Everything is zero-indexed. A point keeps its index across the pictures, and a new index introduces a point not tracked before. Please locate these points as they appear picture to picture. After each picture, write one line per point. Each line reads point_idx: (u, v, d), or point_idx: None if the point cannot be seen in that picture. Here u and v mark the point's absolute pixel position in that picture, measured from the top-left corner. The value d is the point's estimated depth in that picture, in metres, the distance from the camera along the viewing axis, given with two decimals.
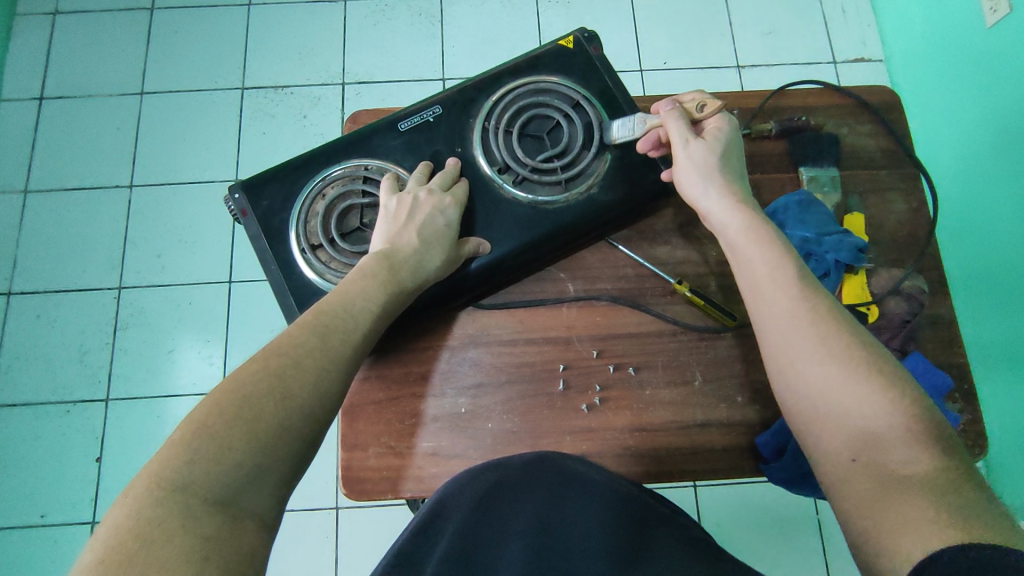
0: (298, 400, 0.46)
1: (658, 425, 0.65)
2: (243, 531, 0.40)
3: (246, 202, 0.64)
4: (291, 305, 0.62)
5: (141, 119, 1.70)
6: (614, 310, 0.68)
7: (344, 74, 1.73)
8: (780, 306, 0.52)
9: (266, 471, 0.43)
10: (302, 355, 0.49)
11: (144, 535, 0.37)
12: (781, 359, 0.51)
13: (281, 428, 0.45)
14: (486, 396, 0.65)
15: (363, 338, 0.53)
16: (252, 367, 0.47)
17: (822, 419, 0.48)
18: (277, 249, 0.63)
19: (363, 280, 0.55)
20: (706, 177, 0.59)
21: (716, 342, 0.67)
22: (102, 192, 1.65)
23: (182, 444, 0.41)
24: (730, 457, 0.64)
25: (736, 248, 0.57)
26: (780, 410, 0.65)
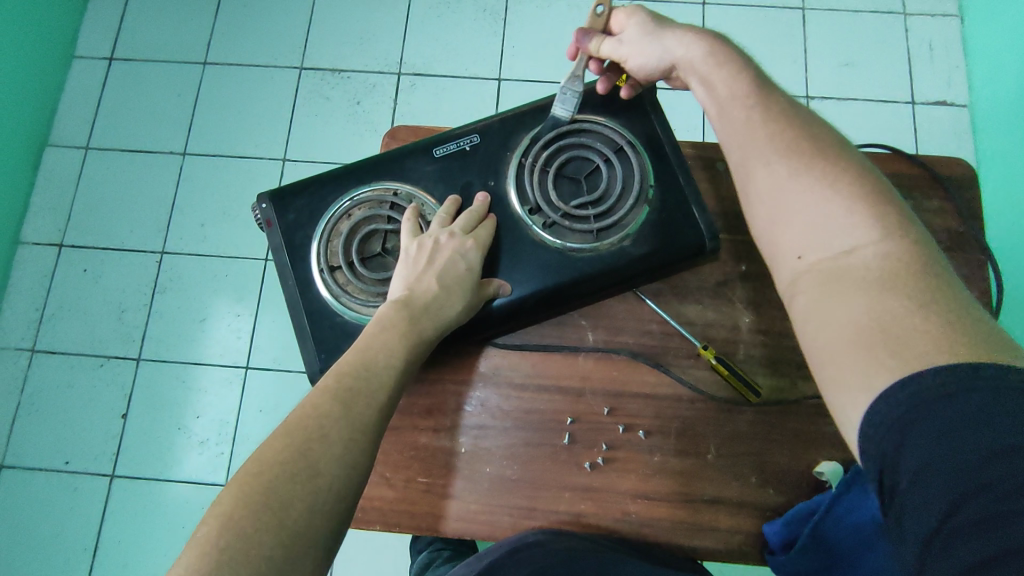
0: (325, 476, 0.45)
1: (662, 495, 0.62)
2: None
3: (272, 213, 0.63)
4: (302, 323, 0.61)
5: (201, 89, 1.73)
6: (633, 367, 0.65)
7: (402, 64, 1.73)
8: (737, 123, 0.54)
9: (296, 565, 0.42)
10: (327, 425, 0.47)
11: None
12: (749, 194, 0.52)
13: (308, 509, 0.43)
14: (490, 438, 0.64)
15: (390, 400, 0.52)
16: (275, 445, 0.45)
17: (777, 222, 0.49)
18: (296, 265, 0.62)
19: (386, 336, 0.54)
20: (651, 47, 0.59)
21: (736, 415, 0.64)
22: (156, 156, 1.69)
23: (208, 544, 0.40)
24: (735, 541, 0.61)
25: (705, 93, 0.57)
26: (795, 497, 0.62)
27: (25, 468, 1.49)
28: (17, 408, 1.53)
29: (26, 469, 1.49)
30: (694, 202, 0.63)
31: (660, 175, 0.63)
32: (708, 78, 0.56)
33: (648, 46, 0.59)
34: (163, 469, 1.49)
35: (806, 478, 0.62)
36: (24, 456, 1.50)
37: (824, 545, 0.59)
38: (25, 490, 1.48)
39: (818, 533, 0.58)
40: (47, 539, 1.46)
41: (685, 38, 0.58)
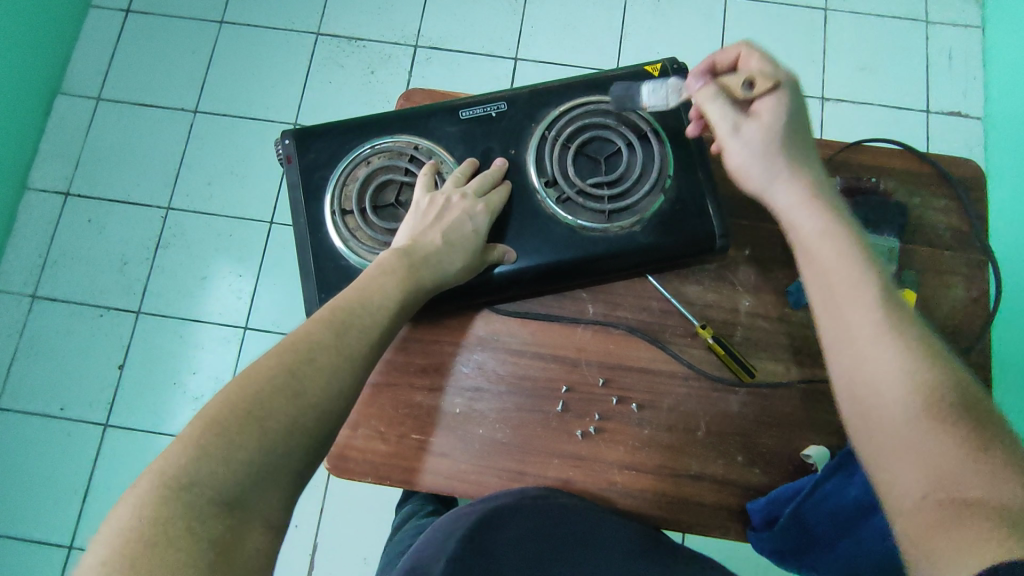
0: (310, 396, 0.47)
1: (649, 467, 0.63)
2: (246, 534, 0.41)
3: (294, 150, 0.65)
4: (309, 263, 0.63)
5: (215, 47, 1.73)
6: (630, 342, 0.66)
7: (418, 37, 1.72)
8: (833, 263, 0.49)
9: (277, 471, 0.44)
10: (317, 349, 0.49)
11: (148, 536, 0.38)
12: (853, 392, 0.46)
13: (292, 423, 0.45)
14: (483, 401, 0.65)
15: (381, 333, 0.53)
16: (266, 362, 0.47)
17: (868, 388, 0.45)
18: (311, 203, 0.64)
19: (390, 271, 0.55)
20: (763, 169, 0.55)
21: (728, 395, 0.65)
22: (168, 111, 1.69)
23: (193, 440, 0.42)
24: (717, 516, 0.62)
25: (803, 248, 0.51)
26: (779, 479, 0.63)
27: (19, 411, 1.50)
28: (15, 351, 1.54)
29: (20, 412, 1.50)
30: (711, 196, 0.63)
31: (680, 165, 0.63)
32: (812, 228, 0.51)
33: (760, 167, 0.55)
34: (156, 422, 1.50)
35: (791, 461, 0.63)
36: (18, 399, 1.51)
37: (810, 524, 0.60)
38: (18, 432, 1.49)
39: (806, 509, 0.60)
40: (38, 482, 1.47)
41: (787, 172, 0.54)
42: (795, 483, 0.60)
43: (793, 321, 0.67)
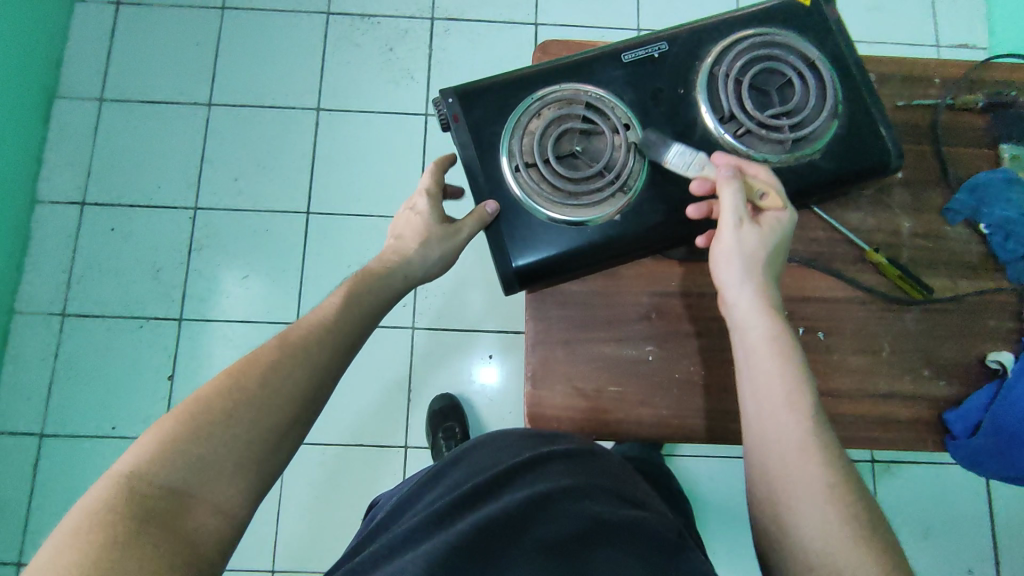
0: (279, 406, 0.49)
1: (842, 391, 0.64)
2: (186, 528, 0.43)
3: (460, 108, 0.62)
4: (495, 220, 0.62)
5: (221, 36, 1.64)
6: (804, 273, 0.67)
7: (434, 9, 1.67)
8: (758, 336, 0.54)
9: (218, 472, 0.45)
10: (266, 358, 0.50)
11: (108, 527, 0.41)
12: (779, 518, 0.49)
13: (260, 431, 0.48)
14: (673, 347, 0.65)
15: (353, 342, 0.56)
16: (229, 369, 0.49)
17: (772, 434, 0.51)
18: (485, 163, 0.62)
19: (370, 291, 0.59)
20: (740, 268, 0.56)
21: (904, 313, 0.67)
22: (179, 108, 1.60)
23: (160, 441, 0.45)
24: (913, 429, 0.64)
25: (766, 407, 0.51)
26: (964, 388, 0.65)
27: (67, 435, 1.43)
28: (51, 375, 1.46)
29: (68, 436, 1.43)
30: (879, 119, 0.64)
31: (846, 91, 0.63)
32: (780, 382, 0.51)
33: (737, 263, 0.56)
34: None
35: (973, 370, 0.65)
36: (65, 423, 1.44)
37: (1014, 416, 0.63)
38: (69, 457, 1.42)
39: (1011, 401, 0.62)
40: None
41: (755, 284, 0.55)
42: (991, 389, 0.64)
43: (953, 237, 0.68)
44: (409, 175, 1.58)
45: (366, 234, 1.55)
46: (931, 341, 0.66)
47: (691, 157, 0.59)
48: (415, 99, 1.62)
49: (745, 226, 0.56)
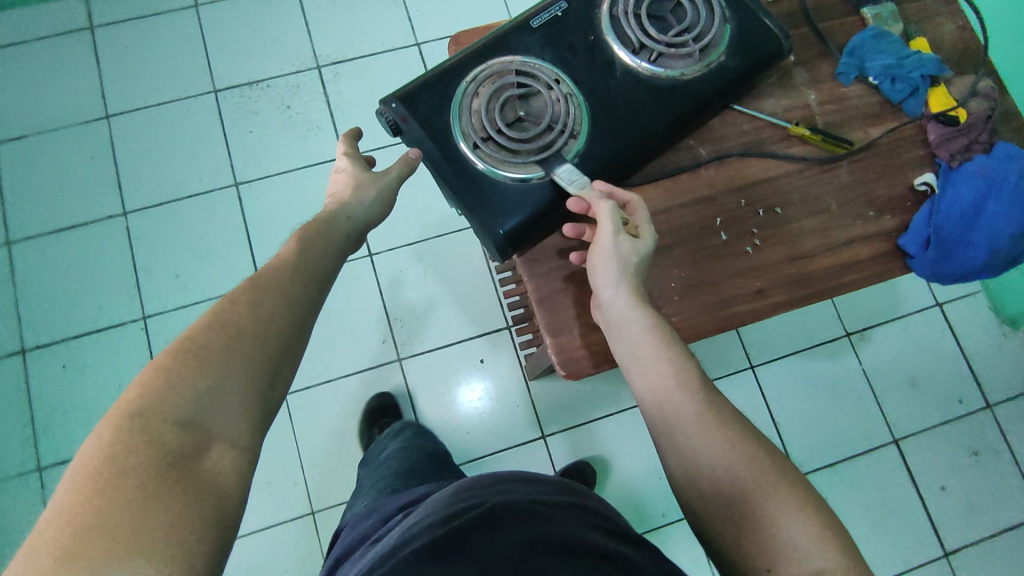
0: (275, 342, 0.52)
1: (813, 251, 0.72)
2: (197, 462, 0.45)
3: (405, 109, 0.66)
4: (471, 198, 0.66)
5: (115, 143, 1.61)
6: (746, 163, 0.75)
7: (317, 57, 1.70)
8: (621, 300, 0.62)
9: (221, 406, 0.47)
10: (253, 299, 0.53)
11: (112, 464, 0.42)
12: (669, 437, 0.59)
13: (263, 367, 0.50)
14: (661, 261, 0.71)
15: (321, 287, 0.59)
16: (215, 311, 0.51)
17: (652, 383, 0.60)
18: (444, 149, 0.66)
19: (326, 237, 0.62)
20: (615, 272, 0.63)
21: (836, 170, 0.75)
22: (95, 225, 1.56)
23: (155, 379, 0.46)
24: (879, 263, 0.73)
25: (640, 350, 0.61)
26: (905, 216, 0.74)
27: None
28: None
29: None
30: (761, 12, 0.72)
31: None
32: (642, 332, 0.61)
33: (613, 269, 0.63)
34: None
35: (907, 198, 0.75)
36: None
37: (951, 223, 0.73)
38: None
39: (943, 212, 0.73)
40: None
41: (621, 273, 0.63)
42: (925, 208, 0.73)
43: (851, 96, 0.78)
44: None
45: None
46: (866, 186, 0.75)
47: (575, 176, 0.65)
48: (327, 146, 1.64)
49: (623, 235, 0.62)
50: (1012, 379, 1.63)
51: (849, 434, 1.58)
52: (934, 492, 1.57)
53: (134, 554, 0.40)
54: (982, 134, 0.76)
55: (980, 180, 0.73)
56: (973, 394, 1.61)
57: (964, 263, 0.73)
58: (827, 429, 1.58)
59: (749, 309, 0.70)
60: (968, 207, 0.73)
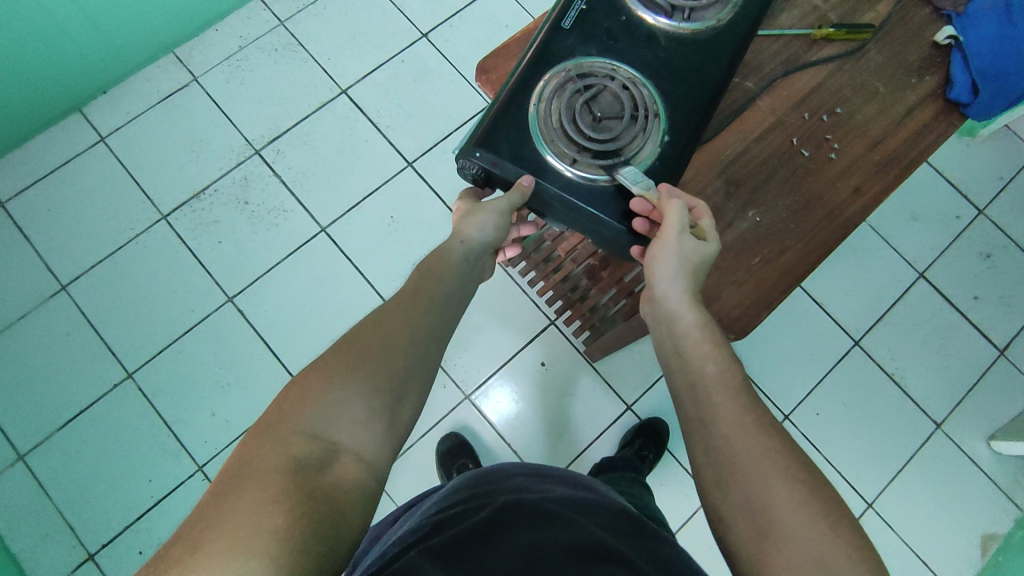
0: (400, 361, 0.58)
1: (884, 134, 0.76)
2: (317, 472, 0.51)
3: (491, 154, 0.64)
4: (589, 212, 0.65)
5: (86, 311, 1.49)
6: (792, 80, 0.77)
7: (251, 142, 1.62)
8: (680, 296, 0.61)
9: (349, 420, 0.54)
10: (378, 320, 0.59)
11: (246, 464, 0.50)
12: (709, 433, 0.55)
13: (382, 389, 0.56)
14: (765, 198, 0.73)
15: (449, 312, 0.63)
16: (352, 330, 0.59)
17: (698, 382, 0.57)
18: (546, 177, 0.65)
19: (443, 262, 0.65)
20: (679, 272, 0.62)
21: (867, 54, 0.78)
22: (104, 400, 1.44)
23: (297, 390, 0.54)
24: (943, 120, 0.77)
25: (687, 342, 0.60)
26: (942, 71, 0.79)
27: None
28: None
29: None
30: None
31: None
32: (694, 328, 0.59)
33: (676, 273, 0.61)
34: None
35: (936, 55, 0.79)
36: None
37: (986, 61, 0.77)
38: None
39: (975, 54, 0.77)
40: None
41: (682, 276, 0.62)
42: (958, 57, 0.78)
43: None
44: (352, 286, 1.54)
45: None
46: (899, 58, 0.79)
47: (640, 177, 0.63)
48: (302, 224, 1.57)
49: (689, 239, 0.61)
50: (993, 179, 1.74)
51: (882, 285, 1.67)
52: (971, 304, 1.67)
53: (246, 556, 0.46)
54: None
55: (990, 15, 0.79)
56: (967, 206, 1.73)
57: (1006, 93, 0.79)
58: (862, 290, 1.66)
59: (857, 209, 0.74)
60: (990, 43, 0.78)
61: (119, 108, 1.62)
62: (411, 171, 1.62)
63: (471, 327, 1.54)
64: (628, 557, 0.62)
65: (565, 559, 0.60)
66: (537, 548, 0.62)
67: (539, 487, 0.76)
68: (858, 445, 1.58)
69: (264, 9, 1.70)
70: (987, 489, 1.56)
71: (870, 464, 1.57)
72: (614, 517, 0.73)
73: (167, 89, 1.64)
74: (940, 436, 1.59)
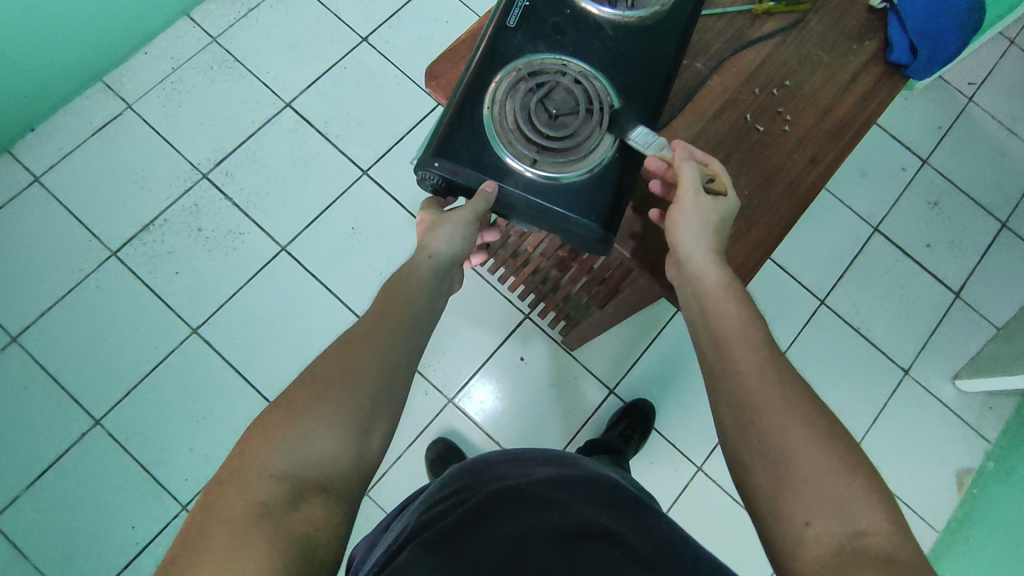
0: (366, 391, 0.56)
1: (833, 102, 0.77)
2: (285, 514, 0.49)
3: (450, 162, 0.63)
4: (557, 212, 0.64)
5: (41, 360, 1.42)
6: (739, 57, 0.77)
7: (197, 167, 1.56)
8: (704, 253, 0.64)
9: (315, 460, 0.52)
10: (340, 348, 0.57)
11: (211, 514, 0.49)
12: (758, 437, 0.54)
13: (350, 424, 0.54)
14: (727, 177, 0.74)
15: (415, 330, 0.61)
16: (314, 361, 0.57)
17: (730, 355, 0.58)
18: (509, 181, 0.64)
19: (409, 279, 0.64)
20: (698, 229, 0.65)
21: (809, 24, 0.80)
22: (72, 450, 1.38)
23: (259, 431, 0.53)
24: (888, 82, 0.79)
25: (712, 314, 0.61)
26: (880, 34, 0.80)
27: None
28: None
29: None
30: None
31: None
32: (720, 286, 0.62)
33: (698, 230, 0.65)
34: None
35: (874, 18, 0.81)
36: None
37: (921, 22, 0.79)
38: None
39: (910, 16, 0.79)
40: None
41: (707, 239, 0.65)
42: (895, 21, 0.80)
43: None
44: (320, 303, 1.51)
45: None
46: (839, 25, 0.80)
47: (653, 140, 0.65)
48: (261, 245, 1.53)
49: (706, 197, 0.65)
50: (933, 129, 1.81)
51: (841, 243, 1.72)
52: (925, 251, 1.73)
53: None
54: None
55: None
56: (912, 158, 1.78)
57: (942, 52, 0.81)
58: (822, 250, 1.71)
59: (814, 177, 0.75)
60: (922, 4, 0.80)
61: (50, 144, 1.54)
62: (367, 180, 1.59)
63: (446, 330, 1.52)
64: (623, 533, 0.61)
65: (548, 547, 0.59)
66: (515, 537, 0.60)
67: (523, 473, 0.74)
68: (834, 400, 1.62)
69: (193, 26, 1.64)
70: (957, 426, 1.63)
71: (848, 416, 1.62)
72: (609, 489, 0.71)
73: (99, 120, 1.57)
74: (909, 381, 1.65)
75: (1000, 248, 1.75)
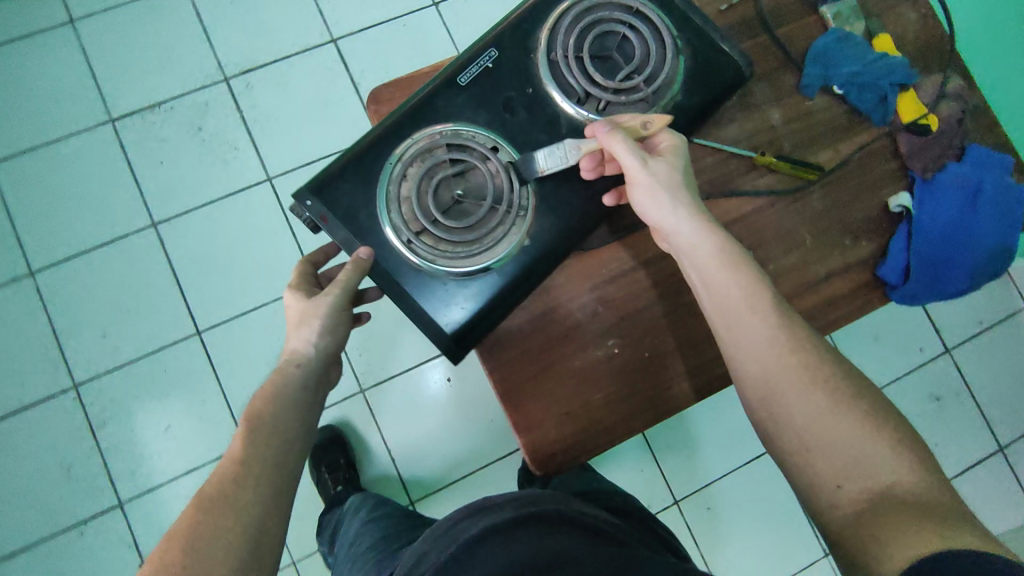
0: (238, 525, 0.50)
1: (790, 293, 0.70)
2: None
3: (322, 206, 0.61)
4: (411, 298, 0.61)
5: (6, 195, 1.44)
6: (712, 204, 0.70)
7: (222, 68, 1.53)
8: (678, 226, 0.61)
9: None
10: (208, 497, 0.51)
11: None
12: (798, 454, 0.56)
13: (231, 550, 0.48)
14: (632, 330, 0.70)
15: (290, 443, 0.56)
16: (178, 522, 0.50)
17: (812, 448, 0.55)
18: (376, 246, 0.61)
19: (278, 393, 0.59)
20: (666, 202, 0.61)
21: (808, 197, 0.72)
22: (1, 290, 1.41)
23: None
24: (860, 295, 0.71)
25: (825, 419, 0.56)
26: (881, 239, 0.72)
27: None
28: None
29: None
30: (718, 38, 0.68)
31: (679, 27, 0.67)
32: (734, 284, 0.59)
33: (664, 203, 0.62)
34: None
35: (880, 219, 0.73)
36: None
37: (930, 246, 0.71)
38: None
39: (919, 235, 0.71)
40: None
41: (686, 214, 0.61)
42: (903, 233, 0.71)
43: (816, 110, 0.74)
44: (281, 246, 1.47)
45: (272, 323, 1.44)
46: (839, 210, 0.72)
47: (555, 156, 0.61)
48: (250, 168, 1.50)
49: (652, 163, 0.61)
50: (972, 322, 1.64)
51: None
52: None
53: None
54: (954, 141, 0.75)
55: (958, 195, 0.72)
56: (935, 342, 1.63)
57: (943, 286, 0.72)
58: None
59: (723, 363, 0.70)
60: (942, 227, 0.71)
61: None
62: None
63: (392, 320, 1.50)
64: None
65: None
66: None
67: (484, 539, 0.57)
68: None
69: None
70: None
71: None
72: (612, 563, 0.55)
73: None
74: None
75: (984, 471, 1.61)
